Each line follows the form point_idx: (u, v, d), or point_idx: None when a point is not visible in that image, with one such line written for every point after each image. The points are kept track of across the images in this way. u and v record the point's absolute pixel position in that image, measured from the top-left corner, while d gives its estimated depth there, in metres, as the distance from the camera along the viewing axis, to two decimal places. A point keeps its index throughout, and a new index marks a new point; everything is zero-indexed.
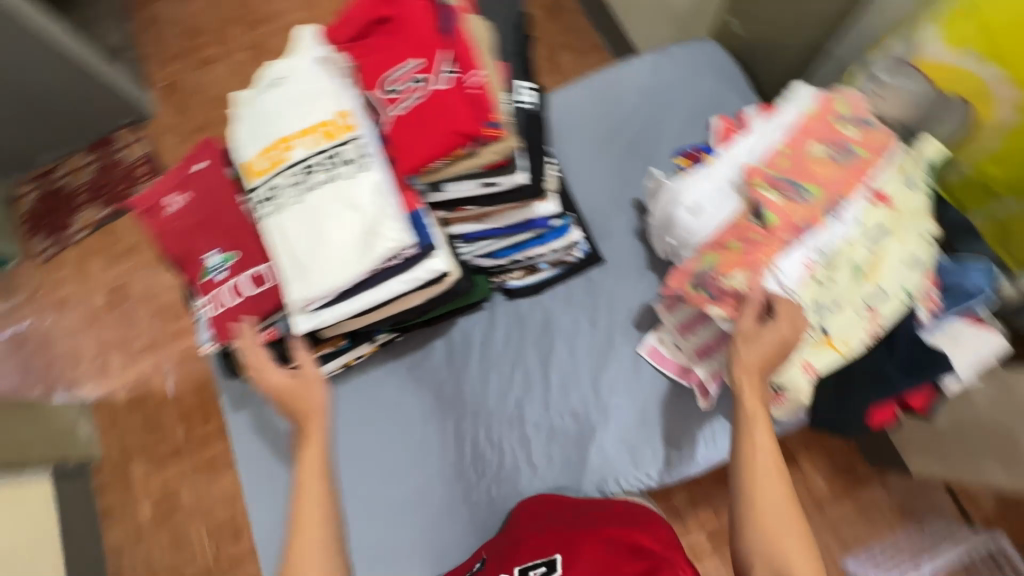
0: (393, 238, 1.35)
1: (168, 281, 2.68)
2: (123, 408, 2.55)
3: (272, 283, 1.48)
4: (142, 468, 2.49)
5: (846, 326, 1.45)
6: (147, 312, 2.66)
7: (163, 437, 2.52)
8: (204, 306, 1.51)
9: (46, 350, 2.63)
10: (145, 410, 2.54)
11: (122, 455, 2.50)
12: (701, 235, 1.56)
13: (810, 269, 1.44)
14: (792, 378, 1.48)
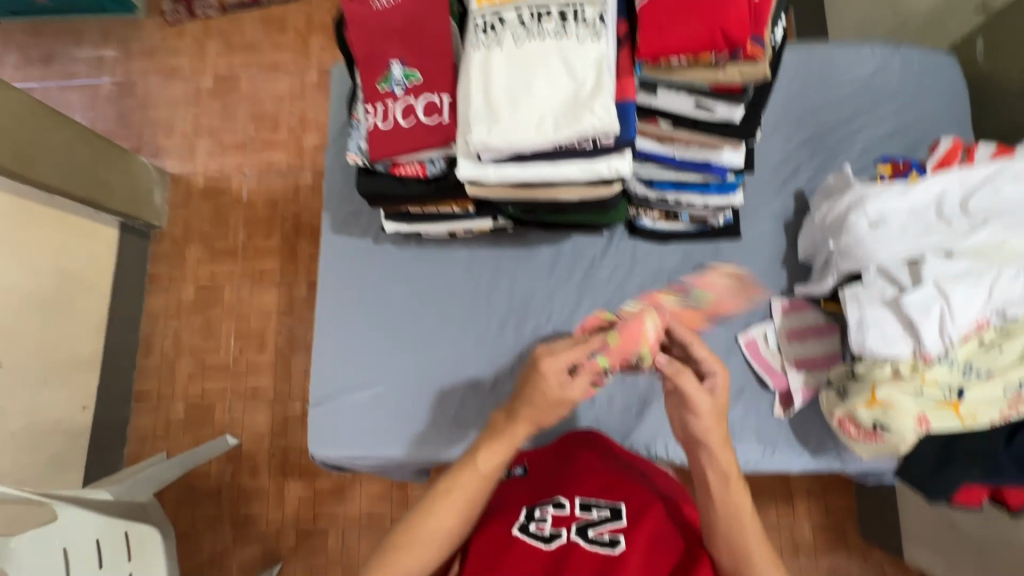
0: (606, 126, 0.78)
1: (239, 158, 1.94)
2: (182, 221, 1.91)
3: (412, 170, 0.96)
4: (150, 300, 1.86)
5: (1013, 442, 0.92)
6: (213, 146, 1.96)
7: (169, 287, 1.87)
8: (363, 138, 0.97)
9: (84, 108, 1.98)
10: (165, 236, 1.90)
11: (140, 267, 1.86)
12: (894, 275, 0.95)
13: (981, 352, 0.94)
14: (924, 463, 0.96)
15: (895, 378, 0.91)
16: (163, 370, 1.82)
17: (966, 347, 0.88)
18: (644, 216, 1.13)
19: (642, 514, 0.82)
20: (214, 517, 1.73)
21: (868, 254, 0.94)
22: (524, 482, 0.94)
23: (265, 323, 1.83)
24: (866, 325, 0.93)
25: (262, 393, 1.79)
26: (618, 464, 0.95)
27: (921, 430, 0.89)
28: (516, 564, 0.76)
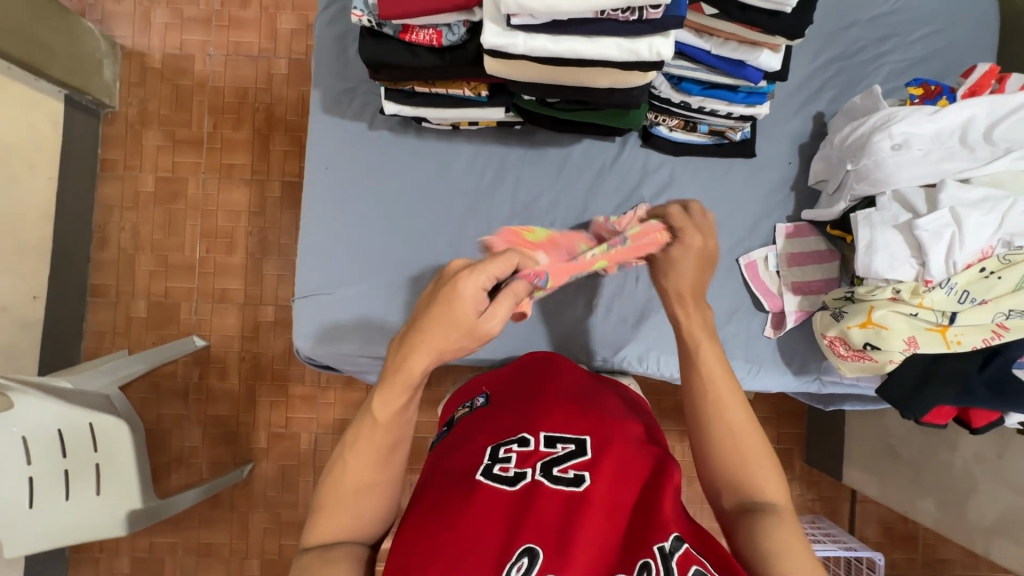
0: None
1: (203, 34, 1.72)
2: (138, 101, 1.72)
3: (421, 37, 0.87)
4: (102, 188, 1.71)
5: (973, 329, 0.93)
6: (173, 15, 1.73)
7: (125, 173, 1.71)
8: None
9: None
10: (119, 116, 1.71)
11: (92, 149, 1.69)
12: (910, 191, 0.95)
13: (982, 257, 0.91)
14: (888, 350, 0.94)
15: (893, 300, 0.95)
16: (122, 265, 1.70)
17: (967, 273, 0.91)
18: (661, 123, 1.08)
19: (606, 445, 0.83)
20: (181, 416, 1.69)
21: (888, 175, 0.95)
22: (487, 416, 0.92)
23: (234, 222, 1.72)
24: (875, 248, 0.94)
25: (231, 295, 1.71)
26: (581, 393, 0.95)
27: (908, 352, 0.94)
28: (481, 503, 0.76)
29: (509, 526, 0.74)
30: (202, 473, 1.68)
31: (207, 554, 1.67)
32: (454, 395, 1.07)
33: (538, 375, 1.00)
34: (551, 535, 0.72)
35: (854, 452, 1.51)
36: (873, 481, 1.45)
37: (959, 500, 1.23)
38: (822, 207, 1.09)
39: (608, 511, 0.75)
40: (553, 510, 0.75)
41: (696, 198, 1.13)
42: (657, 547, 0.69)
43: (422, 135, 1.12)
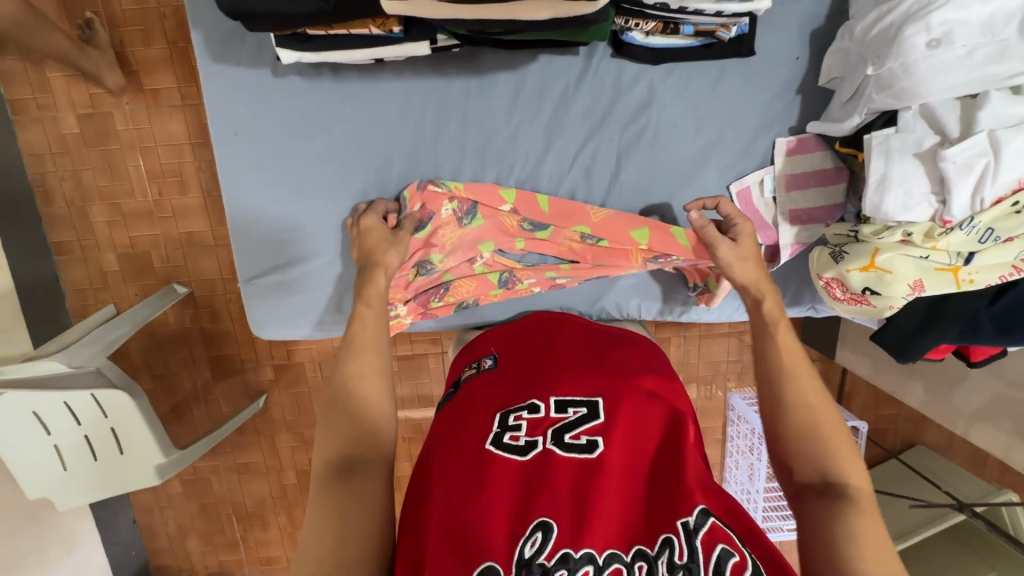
0: None
1: None
2: None
3: None
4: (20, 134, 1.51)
5: (993, 266, 0.91)
6: None
7: (39, 113, 1.50)
8: None
9: None
10: None
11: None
12: (937, 96, 0.88)
13: (1019, 186, 0.85)
14: (889, 291, 0.94)
15: (902, 243, 0.93)
16: (76, 219, 1.59)
17: (996, 210, 0.86)
18: (634, 28, 0.96)
19: (620, 408, 0.82)
20: (186, 359, 1.74)
21: (918, 84, 0.87)
22: (493, 383, 0.92)
23: (178, 158, 1.55)
24: (888, 183, 0.90)
25: (200, 239, 1.62)
26: (588, 354, 0.95)
27: (912, 296, 0.94)
28: (494, 474, 0.75)
29: (520, 498, 0.72)
30: (221, 407, 1.78)
31: (247, 471, 1.86)
32: (457, 358, 1.09)
33: (541, 333, 1.03)
34: (564, 507, 0.71)
35: (850, 335, 1.50)
36: (865, 362, 1.46)
37: (946, 387, 1.25)
38: (833, 118, 1.02)
39: (624, 478, 0.75)
40: (566, 480, 0.74)
41: (680, 124, 1.07)
42: (680, 521, 0.68)
43: (341, 76, 1.03)
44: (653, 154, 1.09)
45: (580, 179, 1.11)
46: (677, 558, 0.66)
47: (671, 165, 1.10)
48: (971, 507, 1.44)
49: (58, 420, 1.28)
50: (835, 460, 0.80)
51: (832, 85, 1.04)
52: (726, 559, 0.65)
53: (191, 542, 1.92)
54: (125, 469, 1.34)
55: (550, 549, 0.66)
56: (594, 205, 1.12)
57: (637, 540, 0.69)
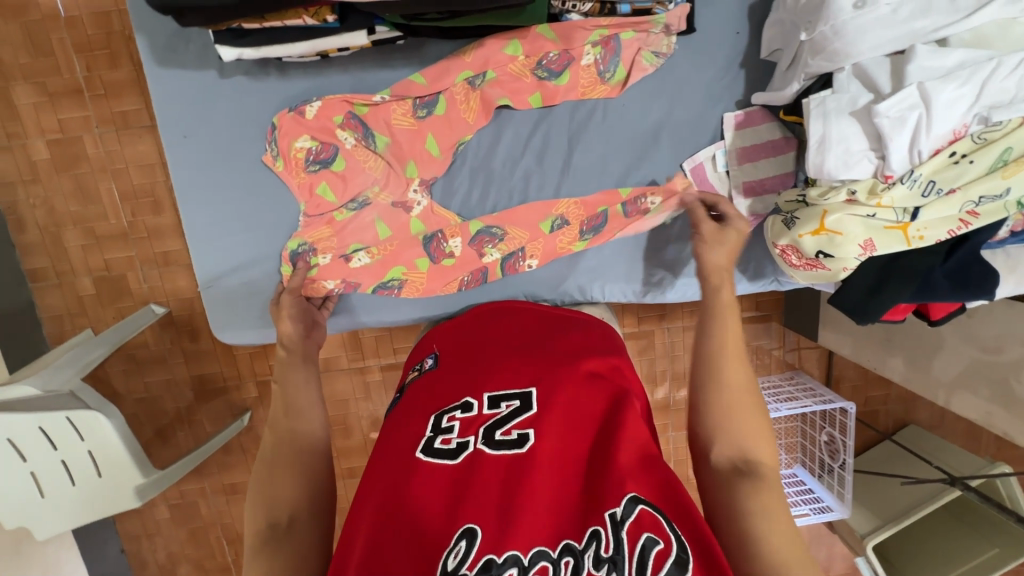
0: None
1: None
2: None
3: None
4: None
5: (942, 216, 0.92)
6: None
7: (8, 141, 1.50)
8: None
9: None
10: None
11: None
12: (867, 52, 0.90)
13: (955, 136, 0.87)
14: (843, 252, 0.94)
15: (849, 203, 0.94)
16: (50, 245, 1.58)
17: (935, 161, 0.88)
18: (573, 10, 0.98)
19: (553, 395, 0.77)
20: (166, 379, 1.72)
21: (847, 45, 0.89)
22: (434, 379, 0.89)
23: (150, 178, 1.55)
24: (828, 144, 0.92)
25: (175, 257, 1.62)
26: (522, 344, 0.91)
27: (863, 256, 0.95)
28: (419, 482, 0.70)
29: (448, 503, 0.68)
30: (205, 428, 1.76)
31: (234, 492, 1.83)
32: (410, 355, 1.07)
33: (485, 322, 1.00)
34: (490, 512, 0.66)
35: (829, 315, 1.52)
36: (845, 340, 1.47)
37: (924, 358, 1.26)
38: (775, 88, 1.04)
39: (557, 467, 0.70)
40: (495, 481, 0.69)
41: (628, 101, 1.10)
42: (609, 513, 0.64)
43: (285, 73, 1.07)
44: (602, 132, 1.11)
45: (533, 164, 1.12)
46: (603, 551, 0.61)
47: (620, 141, 1.12)
48: (963, 480, 1.45)
49: (33, 446, 1.25)
50: (749, 443, 0.78)
51: (774, 58, 1.07)
52: (651, 548, 0.61)
53: (182, 569, 1.88)
54: (103, 491, 1.31)
55: (472, 557, 0.61)
56: (550, 185, 1.13)
57: (566, 534, 0.64)
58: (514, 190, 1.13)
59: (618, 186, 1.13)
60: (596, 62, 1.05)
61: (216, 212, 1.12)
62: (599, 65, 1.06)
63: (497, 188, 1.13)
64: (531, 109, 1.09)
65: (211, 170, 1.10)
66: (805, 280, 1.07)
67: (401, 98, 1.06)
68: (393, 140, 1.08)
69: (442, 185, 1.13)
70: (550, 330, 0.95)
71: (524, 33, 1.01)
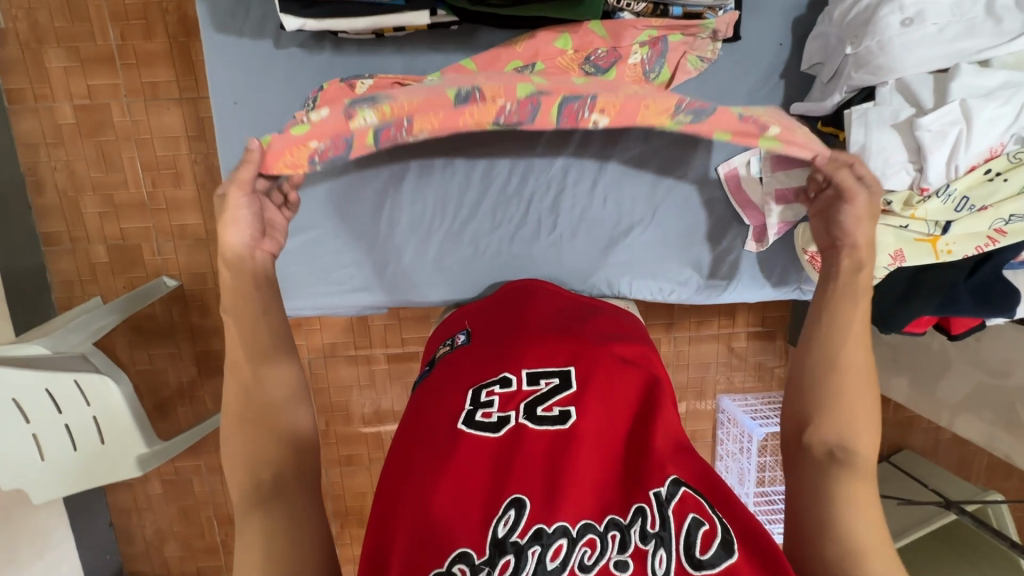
0: None
1: None
2: (25, 10, 1.45)
3: None
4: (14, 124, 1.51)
5: (973, 232, 0.96)
6: None
7: (34, 103, 1.51)
8: None
9: None
10: (8, 32, 1.46)
11: None
12: (911, 68, 0.93)
13: (992, 155, 0.90)
14: (871, 263, 0.99)
15: (884, 213, 0.98)
16: (66, 209, 1.58)
17: (970, 178, 0.93)
18: (626, 8, 1.00)
19: (592, 375, 0.79)
20: (171, 353, 1.71)
21: (892, 60, 0.93)
22: (467, 353, 0.90)
23: (174, 150, 1.56)
24: (869, 152, 0.94)
25: (192, 231, 1.62)
26: (558, 324, 0.92)
27: (892, 266, 0.99)
28: (461, 450, 0.71)
29: (491, 474, 0.69)
30: (207, 404, 1.75)
31: None
32: (434, 333, 1.07)
33: (513, 302, 1.01)
34: (536, 486, 0.67)
35: None
36: None
37: (931, 379, 1.29)
38: (814, 100, 1.07)
39: (599, 445, 0.72)
40: (539, 455, 0.70)
41: None
42: (653, 491, 0.66)
43: (340, 49, 1.08)
44: (643, 135, 1.18)
45: (572, 155, 1.15)
46: (649, 527, 0.63)
47: (661, 146, 1.18)
48: (959, 505, 1.47)
49: (37, 408, 1.23)
50: (852, 429, 0.76)
51: (813, 71, 1.09)
52: (696, 529, 0.62)
53: (169, 547, 1.86)
54: (105, 458, 1.30)
55: (522, 526, 0.63)
56: (588, 180, 1.19)
57: (609, 510, 0.66)
58: (552, 182, 1.18)
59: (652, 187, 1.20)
60: (646, 62, 1.06)
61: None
62: (645, 65, 1.06)
63: (535, 178, 1.18)
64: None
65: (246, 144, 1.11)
66: None
67: (447, 81, 1.07)
68: None
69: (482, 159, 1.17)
70: (581, 313, 0.96)
71: (576, 28, 1.02)
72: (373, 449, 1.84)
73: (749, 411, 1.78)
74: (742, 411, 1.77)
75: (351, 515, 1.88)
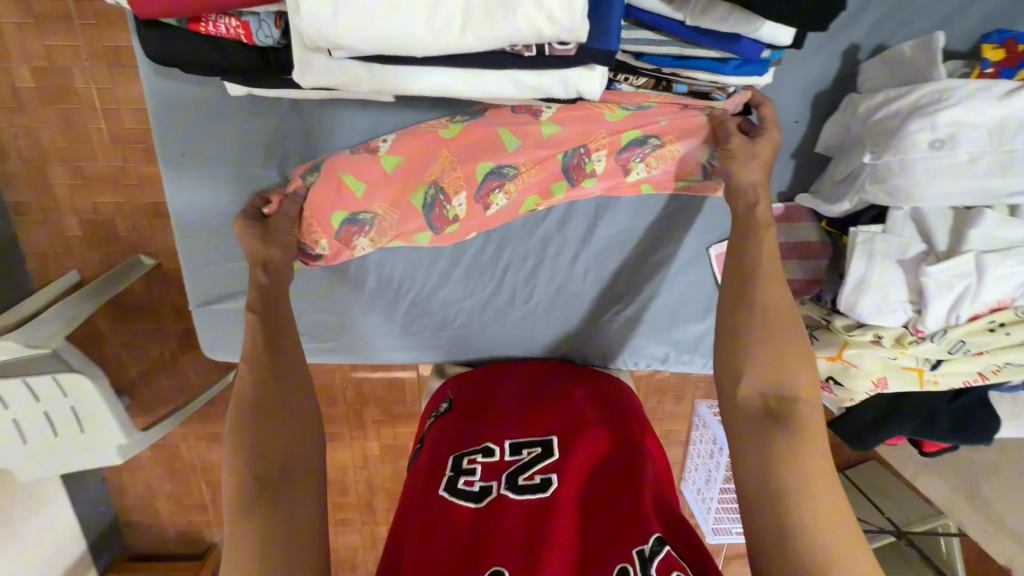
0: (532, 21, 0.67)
1: None
2: None
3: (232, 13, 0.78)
4: None
5: (964, 369, 1.01)
6: None
7: None
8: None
9: None
10: None
11: None
12: (929, 200, 0.90)
13: (995, 307, 0.93)
14: (854, 385, 1.06)
15: (873, 343, 1.01)
16: (34, 179, 1.50)
17: (970, 326, 0.95)
18: (624, 82, 0.95)
19: (569, 447, 0.92)
20: (154, 330, 1.70)
21: (909, 185, 0.89)
22: (453, 423, 1.03)
23: (144, 124, 1.45)
24: (866, 286, 0.96)
25: (167, 211, 1.55)
26: (539, 402, 1.05)
27: (873, 390, 1.05)
28: (447, 523, 0.83)
29: (479, 534, 0.81)
30: (191, 379, 1.78)
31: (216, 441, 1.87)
32: (425, 405, 1.19)
33: (501, 382, 1.12)
34: (519, 549, 0.77)
35: None
36: None
37: None
38: (824, 196, 1.05)
39: (576, 509, 0.83)
40: (521, 518, 0.82)
41: (658, 179, 1.10)
42: (637, 549, 0.74)
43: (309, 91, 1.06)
44: (631, 209, 1.17)
45: (553, 227, 1.19)
46: None
47: (652, 221, 1.19)
48: (907, 535, 1.58)
49: (16, 396, 1.26)
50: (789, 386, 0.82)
51: (829, 153, 1.07)
52: None
53: (159, 501, 1.96)
54: (85, 445, 1.33)
55: None
56: (568, 253, 1.22)
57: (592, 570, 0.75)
58: (530, 253, 1.21)
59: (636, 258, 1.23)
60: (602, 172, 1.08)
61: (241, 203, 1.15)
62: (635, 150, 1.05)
63: (512, 246, 1.21)
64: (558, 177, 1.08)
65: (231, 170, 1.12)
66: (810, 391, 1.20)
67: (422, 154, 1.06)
68: (404, 162, 1.06)
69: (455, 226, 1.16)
70: (562, 387, 1.09)
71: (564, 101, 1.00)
72: (354, 428, 1.89)
73: None
74: (717, 419, 1.80)
75: (332, 484, 1.97)
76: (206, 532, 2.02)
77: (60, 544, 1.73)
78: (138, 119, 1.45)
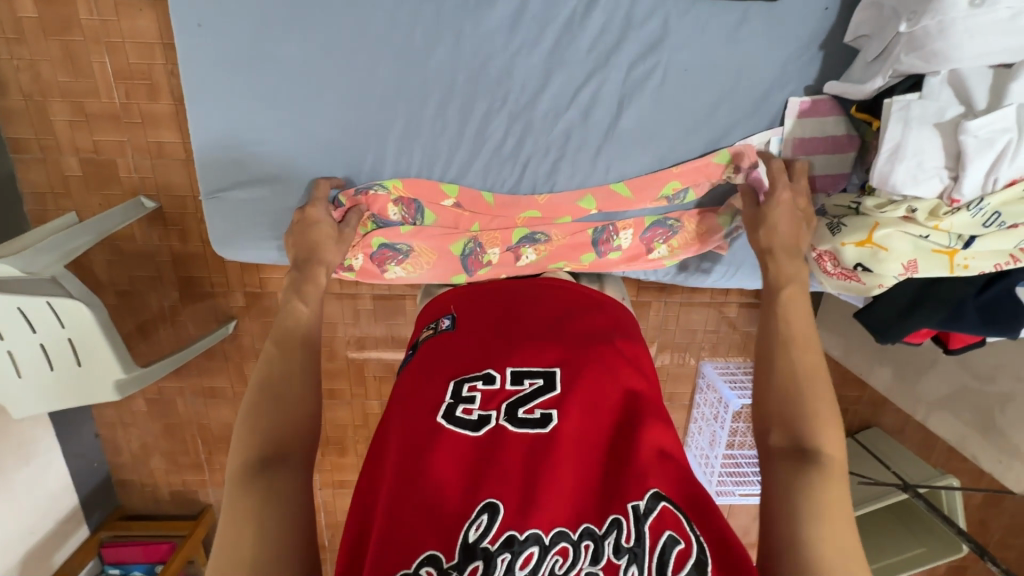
0: None
1: None
2: None
3: None
4: None
5: (999, 247, 1.00)
6: None
7: None
8: None
9: None
10: None
11: None
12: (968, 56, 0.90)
13: None
14: (884, 269, 1.04)
15: (906, 219, 1.02)
16: (34, 115, 1.47)
17: (1007, 193, 0.94)
18: None
19: (576, 380, 0.85)
20: (152, 277, 1.67)
21: (949, 46, 0.90)
22: (452, 342, 0.98)
23: (148, 59, 1.43)
24: (901, 154, 0.97)
25: (170, 150, 1.52)
26: (547, 322, 0.99)
27: (903, 275, 1.04)
28: (442, 448, 0.77)
29: (470, 472, 0.75)
30: (189, 330, 1.73)
31: (213, 395, 1.84)
32: (422, 314, 1.16)
33: (510, 304, 1.05)
34: (512, 488, 0.73)
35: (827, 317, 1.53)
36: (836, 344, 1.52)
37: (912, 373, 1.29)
38: (854, 79, 1.07)
39: (577, 448, 0.78)
40: (518, 457, 0.76)
41: (687, 67, 1.11)
42: (631, 505, 0.71)
43: None
44: (654, 98, 1.14)
45: (576, 119, 1.16)
46: (623, 541, 0.69)
47: (682, 113, 1.16)
48: (913, 487, 1.53)
49: (11, 327, 1.23)
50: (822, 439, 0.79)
51: (857, 44, 1.08)
52: (671, 547, 0.68)
53: (154, 460, 1.92)
54: (81, 381, 1.30)
55: (495, 531, 0.69)
56: (590, 147, 1.19)
57: (584, 519, 0.72)
58: (552, 145, 1.19)
59: (659, 158, 1.21)
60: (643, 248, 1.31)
61: (250, 112, 1.13)
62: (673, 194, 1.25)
63: (532, 140, 1.18)
64: (587, 59, 1.11)
65: (271, 68, 1.10)
66: (832, 288, 1.17)
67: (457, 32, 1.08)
68: None
69: (475, 114, 1.15)
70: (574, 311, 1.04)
71: None
72: (355, 385, 1.86)
73: (729, 381, 1.79)
74: (721, 379, 1.78)
75: (331, 443, 1.94)
76: (201, 493, 1.99)
77: (51, 497, 1.69)
78: (143, 52, 1.42)
